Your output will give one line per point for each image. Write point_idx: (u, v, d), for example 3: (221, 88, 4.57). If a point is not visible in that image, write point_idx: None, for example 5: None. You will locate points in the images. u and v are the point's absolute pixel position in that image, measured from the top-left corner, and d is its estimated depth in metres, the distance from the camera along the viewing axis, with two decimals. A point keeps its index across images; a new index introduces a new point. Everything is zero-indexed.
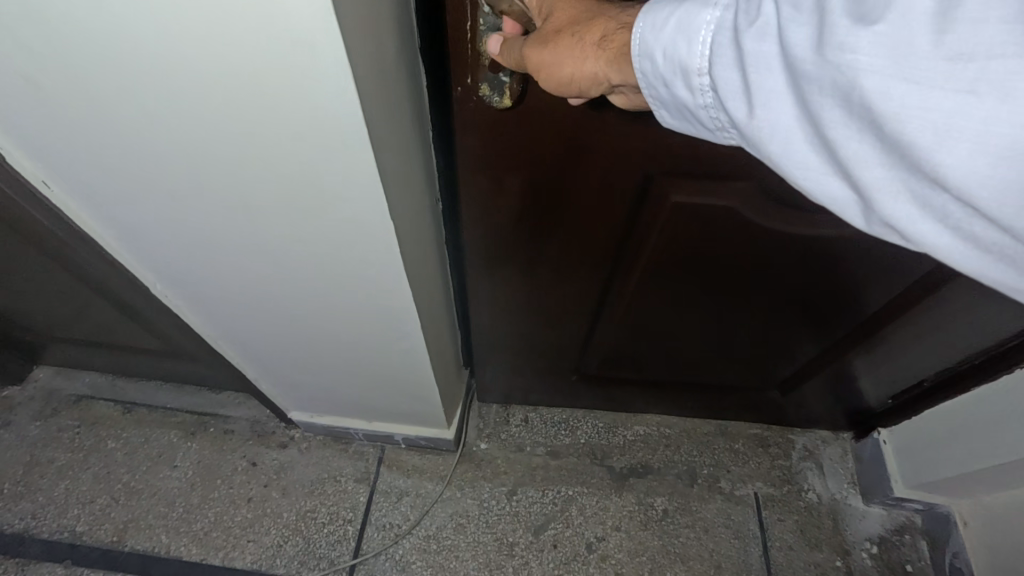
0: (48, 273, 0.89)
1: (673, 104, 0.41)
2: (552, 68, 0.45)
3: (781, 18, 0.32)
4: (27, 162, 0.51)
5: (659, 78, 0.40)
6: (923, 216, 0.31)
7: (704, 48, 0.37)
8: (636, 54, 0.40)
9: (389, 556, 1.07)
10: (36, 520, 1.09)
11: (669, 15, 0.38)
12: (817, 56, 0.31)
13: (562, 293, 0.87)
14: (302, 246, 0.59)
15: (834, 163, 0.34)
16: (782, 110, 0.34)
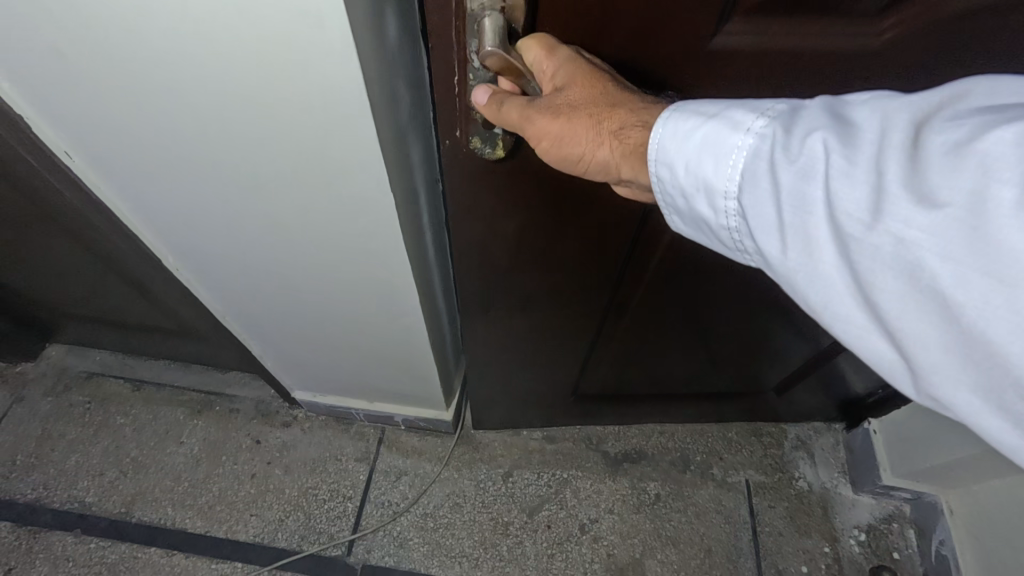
0: (65, 251, 0.92)
1: (690, 214, 0.44)
2: (567, 145, 0.47)
3: (829, 168, 0.35)
4: (51, 135, 0.54)
5: (680, 190, 0.42)
6: (981, 400, 0.32)
7: (734, 178, 0.39)
8: (653, 158, 0.43)
9: (388, 533, 1.09)
10: (48, 491, 1.12)
11: (704, 138, 0.40)
12: (866, 215, 0.33)
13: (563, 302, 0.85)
14: (308, 221, 0.62)
15: (878, 322, 0.35)
16: (820, 252, 0.36)
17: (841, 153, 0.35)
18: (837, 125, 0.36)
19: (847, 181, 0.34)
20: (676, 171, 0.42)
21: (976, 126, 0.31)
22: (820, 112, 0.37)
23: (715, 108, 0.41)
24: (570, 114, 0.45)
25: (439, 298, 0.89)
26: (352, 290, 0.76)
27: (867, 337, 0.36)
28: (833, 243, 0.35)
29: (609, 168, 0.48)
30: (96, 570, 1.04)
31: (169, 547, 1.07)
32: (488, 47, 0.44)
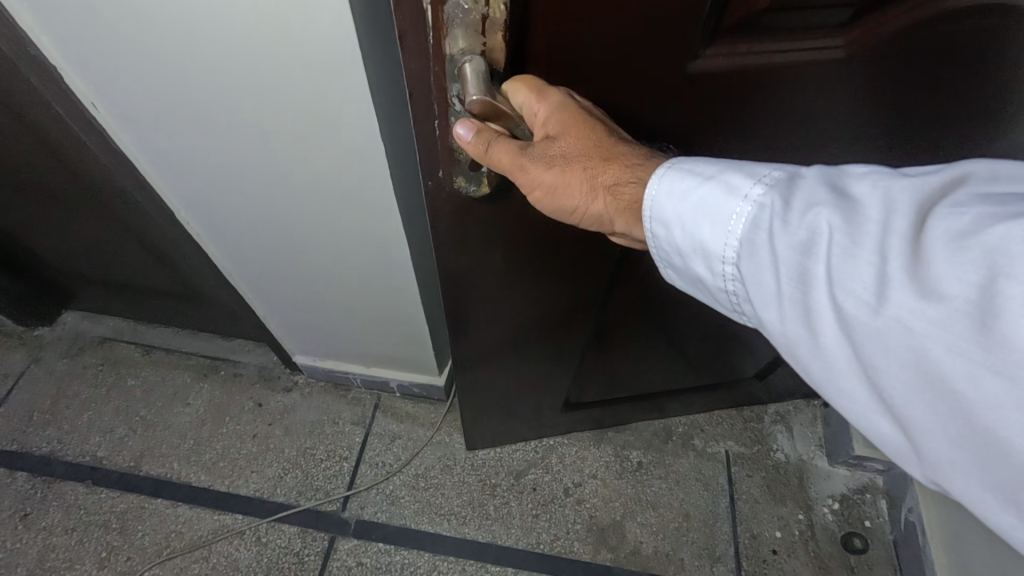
0: (85, 213, 0.98)
1: (691, 273, 0.45)
2: (563, 196, 0.51)
3: (830, 247, 0.36)
4: (82, 86, 0.60)
5: (677, 249, 0.45)
6: (982, 485, 0.33)
7: (734, 245, 0.41)
8: (648, 214, 0.45)
9: (381, 490, 1.15)
10: (62, 444, 1.19)
11: (708, 205, 0.42)
12: (870, 299, 0.34)
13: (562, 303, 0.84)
14: (311, 170, 0.68)
15: (878, 396, 0.36)
16: (821, 325, 0.37)
17: (843, 234, 0.36)
18: (838, 202, 0.37)
19: (848, 261, 0.35)
20: (672, 229, 0.44)
21: (979, 218, 0.32)
22: (819, 185, 0.39)
23: (714, 172, 0.43)
24: (562, 164, 0.49)
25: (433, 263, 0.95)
26: (350, 245, 0.82)
27: (868, 409, 0.37)
28: (832, 319, 0.36)
29: (597, 216, 0.52)
30: (106, 518, 1.11)
31: (174, 499, 1.13)
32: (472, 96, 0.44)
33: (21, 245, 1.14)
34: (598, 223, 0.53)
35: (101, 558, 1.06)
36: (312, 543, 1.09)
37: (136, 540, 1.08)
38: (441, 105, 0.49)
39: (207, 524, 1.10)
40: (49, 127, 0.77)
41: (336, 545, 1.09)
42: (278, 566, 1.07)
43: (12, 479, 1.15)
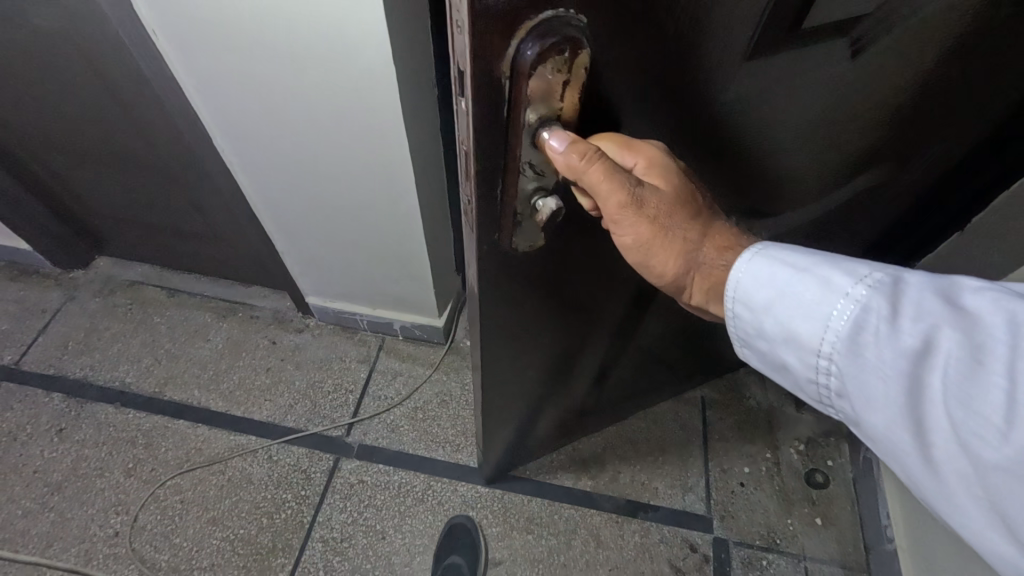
0: (126, 153, 1.09)
1: (778, 360, 0.47)
2: (654, 262, 0.52)
3: (947, 361, 0.37)
4: (146, 11, 0.71)
5: (762, 333, 0.47)
6: None
7: (834, 342, 0.42)
8: (733, 294, 0.48)
9: (382, 419, 1.26)
10: (95, 370, 1.31)
11: (812, 301, 0.43)
12: (1000, 422, 0.35)
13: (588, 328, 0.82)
14: (331, 99, 0.77)
15: (999, 522, 0.36)
16: (933, 436, 0.38)
17: (966, 352, 0.37)
18: (952, 316, 0.39)
19: (975, 380, 0.36)
20: (761, 314, 0.47)
21: None
22: (930, 296, 0.40)
23: (808, 267, 0.45)
24: (665, 222, 0.49)
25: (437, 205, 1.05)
26: (361, 178, 0.91)
27: (987, 537, 0.37)
28: (950, 434, 0.37)
29: (694, 270, 0.52)
30: (133, 434, 1.22)
31: (195, 421, 1.24)
32: (571, 159, 0.42)
33: (67, 186, 1.26)
34: (696, 279, 0.53)
35: (128, 468, 1.18)
36: (318, 462, 1.20)
37: (160, 453, 1.20)
38: (507, 175, 0.47)
39: (223, 442, 1.22)
40: (109, 63, 0.88)
41: (340, 465, 1.20)
42: (287, 480, 1.18)
43: (49, 399, 1.27)
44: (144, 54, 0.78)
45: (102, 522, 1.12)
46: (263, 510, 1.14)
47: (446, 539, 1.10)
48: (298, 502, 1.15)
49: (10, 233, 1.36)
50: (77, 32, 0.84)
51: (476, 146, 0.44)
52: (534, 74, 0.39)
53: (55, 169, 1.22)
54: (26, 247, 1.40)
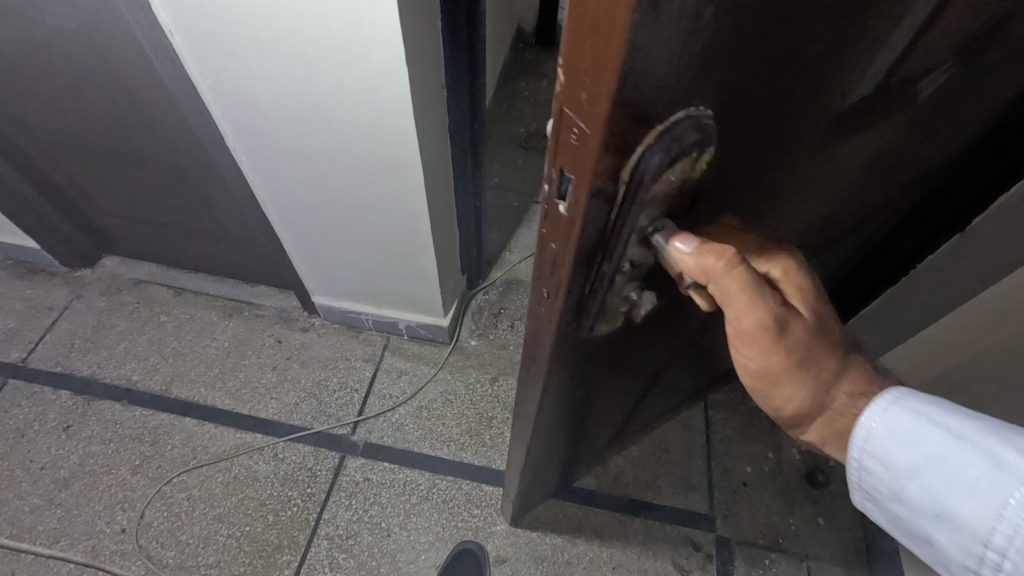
0: (136, 152, 1.10)
1: (921, 531, 0.41)
2: (781, 390, 0.48)
3: None
4: (162, 12, 0.72)
5: (902, 497, 0.42)
6: None
7: (1006, 534, 0.36)
8: (866, 447, 0.44)
9: (388, 418, 1.27)
10: (102, 368, 1.32)
11: (978, 478, 0.38)
12: None
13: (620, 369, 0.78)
14: (342, 99, 0.78)
15: None
16: None
17: None
18: None
19: None
20: (901, 476, 0.42)
21: None
22: None
23: (972, 438, 0.40)
24: (802, 355, 0.46)
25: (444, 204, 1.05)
26: (369, 175, 0.92)
27: None
28: None
29: (821, 409, 0.49)
30: (140, 432, 1.23)
31: (201, 418, 1.25)
32: (706, 264, 0.39)
33: (76, 185, 1.27)
34: (818, 416, 0.50)
35: (135, 465, 1.19)
36: (324, 460, 1.21)
37: (166, 451, 1.21)
38: (604, 272, 0.42)
39: (229, 440, 1.22)
40: (123, 62, 0.89)
41: (346, 462, 1.21)
42: (292, 478, 1.18)
43: (56, 396, 1.28)
44: (157, 51, 0.79)
45: (109, 519, 1.12)
46: (269, 507, 1.15)
47: (452, 563, 1.09)
48: (304, 500, 1.16)
49: (19, 232, 1.37)
50: (92, 30, 0.86)
51: (576, 248, 0.39)
52: (658, 179, 0.35)
53: (65, 168, 1.23)
54: (34, 246, 1.41)
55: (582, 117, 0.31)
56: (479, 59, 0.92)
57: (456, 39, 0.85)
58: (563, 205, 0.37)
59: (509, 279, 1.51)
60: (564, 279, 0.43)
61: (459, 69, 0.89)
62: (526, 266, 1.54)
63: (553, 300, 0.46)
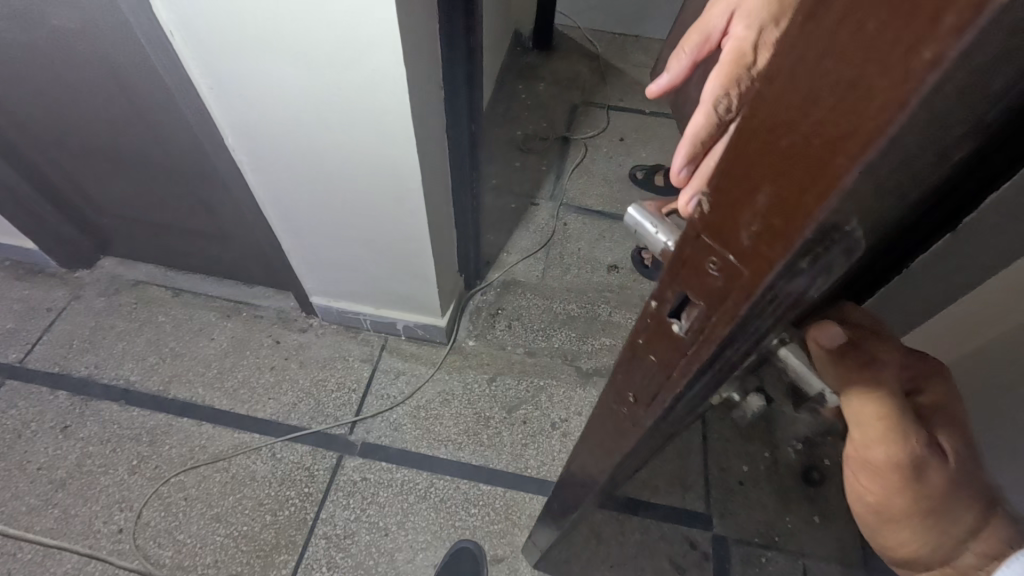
0: (135, 153, 1.11)
1: None
2: (892, 527, 0.39)
3: None
4: (164, 13, 0.73)
5: None
6: None
7: None
8: None
9: (386, 418, 1.27)
10: (99, 369, 1.32)
11: None
12: None
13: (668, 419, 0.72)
14: (342, 98, 0.79)
15: None
16: None
17: None
18: None
19: None
20: None
21: None
22: None
23: None
24: (936, 502, 0.37)
25: (440, 203, 1.06)
26: (368, 175, 0.92)
27: None
28: None
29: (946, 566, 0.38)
30: (138, 432, 1.23)
31: (199, 418, 1.25)
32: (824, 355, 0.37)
33: (76, 186, 1.28)
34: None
35: (132, 465, 1.19)
36: (322, 460, 1.21)
37: (164, 451, 1.21)
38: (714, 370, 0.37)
39: (227, 440, 1.23)
40: (123, 62, 0.90)
41: (344, 462, 1.21)
42: (290, 477, 1.18)
43: (54, 396, 1.28)
44: (157, 50, 0.80)
45: (106, 519, 1.12)
46: (266, 507, 1.15)
47: (449, 563, 1.09)
48: (302, 500, 1.16)
49: (17, 233, 1.38)
50: (93, 31, 0.86)
51: (688, 366, 0.33)
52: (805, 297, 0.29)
53: (64, 169, 1.23)
54: (33, 247, 1.41)
55: (726, 262, 0.25)
56: (476, 60, 0.93)
57: (452, 40, 0.86)
58: (681, 329, 0.32)
59: (506, 279, 1.51)
60: (664, 390, 0.38)
61: (456, 69, 0.90)
62: (524, 267, 1.55)
63: (644, 401, 0.42)
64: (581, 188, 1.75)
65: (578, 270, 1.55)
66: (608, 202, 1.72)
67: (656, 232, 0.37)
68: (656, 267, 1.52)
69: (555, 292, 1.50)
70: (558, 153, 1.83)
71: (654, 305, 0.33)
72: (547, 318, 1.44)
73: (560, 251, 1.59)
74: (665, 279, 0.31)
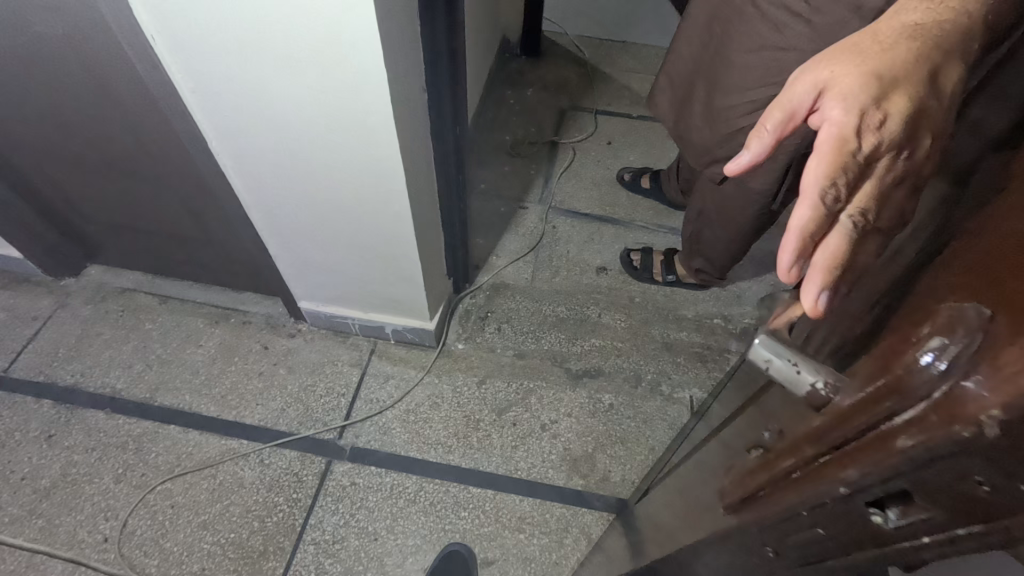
0: (120, 159, 1.11)
1: None
2: None
3: None
4: (145, 18, 0.73)
5: None
6: None
7: None
8: None
9: (375, 422, 1.27)
10: (85, 377, 1.31)
11: None
12: None
13: (700, 447, 0.68)
14: (323, 101, 0.79)
15: None
16: None
17: None
18: None
19: None
20: None
21: None
22: None
23: None
24: None
25: (426, 206, 1.06)
26: (352, 176, 0.92)
27: None
28: None
29: None
30: (124, 440, 1.22)
31: (186, 425, 1.24)
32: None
33: (62, 194, 1.28)
34: None
35: (118, 473, 1.18)
36: (310, 465, 1.20)
37: (150, 458, 1.20)
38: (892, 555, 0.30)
39: (215, 447, 1.22)
40: (107, 68, 0.90)
41: (333, 467, 1.20)
42: (278, 483, 1.18)
43: (39, 405, 1.27)
44: (138, 53, 0.80)
45: (91, 528, 1.11)
46: (254, 513, 1.14)
47: (441, 564, 1.09)
48: (290, 505, 1.15)
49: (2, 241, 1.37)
50: (77, 37, 0.86)
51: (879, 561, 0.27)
52: None
53: (49, 176, 1.23)
54: (17, 255, 1.40)
55: (1012, 489, 0.20)
56: (460, 64, 0.94)
57: (436, 45, 0.87)
58: (886, 522, 0.25)
59: (496, 282, 1.52)
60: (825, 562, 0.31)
61: (439, 72, 0.91)
62: (513, 270, 1.56)
63: (778, 562, 0.34)
64: (569, 191, 1.76)
65: (567, 272, 1.56)
66: (597, 204, 1.73)
67: (795, 365, 0.32)
68: (644, 268, 1.52)
69: (544, 294, 1.50)
70: (547, 157, 1.85)
71: (843, 489, 0.26)
72: (537, 321, 1.44)
73: (549, 254, 1.60)
74: (878, 469, 0.24)
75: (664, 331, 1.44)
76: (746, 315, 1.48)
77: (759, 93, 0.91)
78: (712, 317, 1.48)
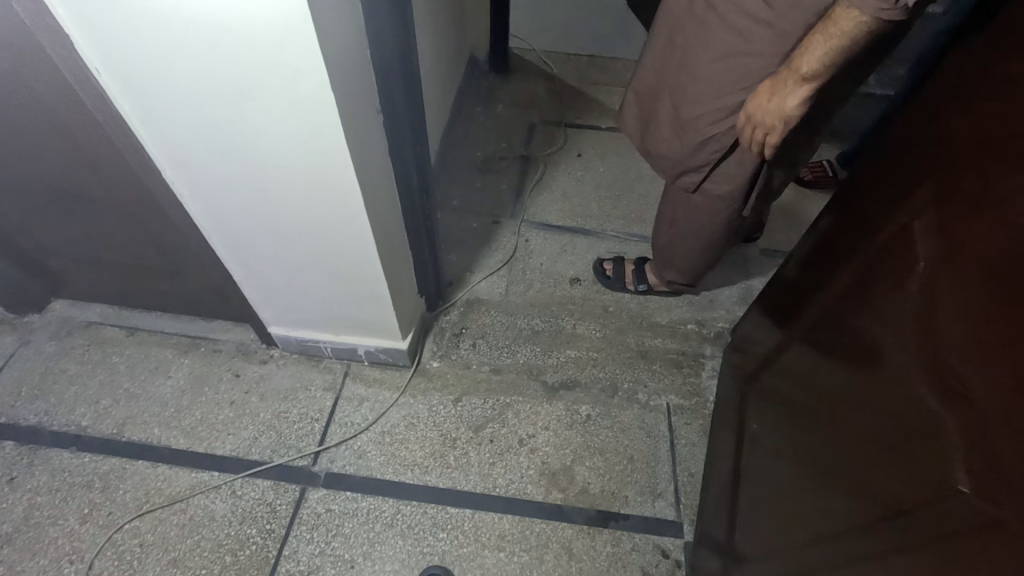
0: (80, 193, 1.10)
1: None
2: None
3: None
4: (92, 56, 0.73)
5: None
6: None
7: None
8: None
9: (350, 446, 1.25)
10: (49, 416, 1.27)
11: None
12: None
13: (861, 517, 0.61)
14: (272, 131, 0.80)
15: None
16: None
17: None
18: None
19: None
20: None
21: None
22: None
23: None
24: None
25: (389, 225, 1.06)
26: (311, 203, 0.93)
27: None
28: None
29: None
30: (89, 479, 1.19)
31: (155, 460, 1.21)
32: None
33: (22, 230, 1.26)
34: None
35: (83, 514, 1.14)
36: (283, 494, 1.18)
37: (117, 496, 1.17)
38: None
39: (185, 481, 1.19)
40: (58, 103, 0.89)
41: (307, 495, 1.18)
42: (251, 515, 1.15)
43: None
44: (87, 89, 0.80)
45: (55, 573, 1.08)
46: (225, 547, 1.11)
47: None
48: (263, 537, 1.12)
49: None
50: (25, 74, 0.86)
51: None
52: None
53: (7, 213, 1.21)
54: None
55: None
56: (415, 87, 0.95)
57: (390, 69, 0.88)
58: None
59: (471, 298, 1.52)
60: None
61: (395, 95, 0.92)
62: (487, 285, 1.56)
63: None
64: (541, 204, 1.77)
65: (541, 285, 1.56)
66: (569, 216, 1.75)
67: None
68: (616, 277, 1.54)
69: (519, 307, 1.50)
70: (518, 171, 1.86)
71: None
72: (512, 334, 1.44)
73: (523, 268, 1.60)
74: None
75: (639, 339, 1.45)
76: (719, 319, 1.49)
77: (731, 99, 0.92)
78: (687, 322, 1.48)
